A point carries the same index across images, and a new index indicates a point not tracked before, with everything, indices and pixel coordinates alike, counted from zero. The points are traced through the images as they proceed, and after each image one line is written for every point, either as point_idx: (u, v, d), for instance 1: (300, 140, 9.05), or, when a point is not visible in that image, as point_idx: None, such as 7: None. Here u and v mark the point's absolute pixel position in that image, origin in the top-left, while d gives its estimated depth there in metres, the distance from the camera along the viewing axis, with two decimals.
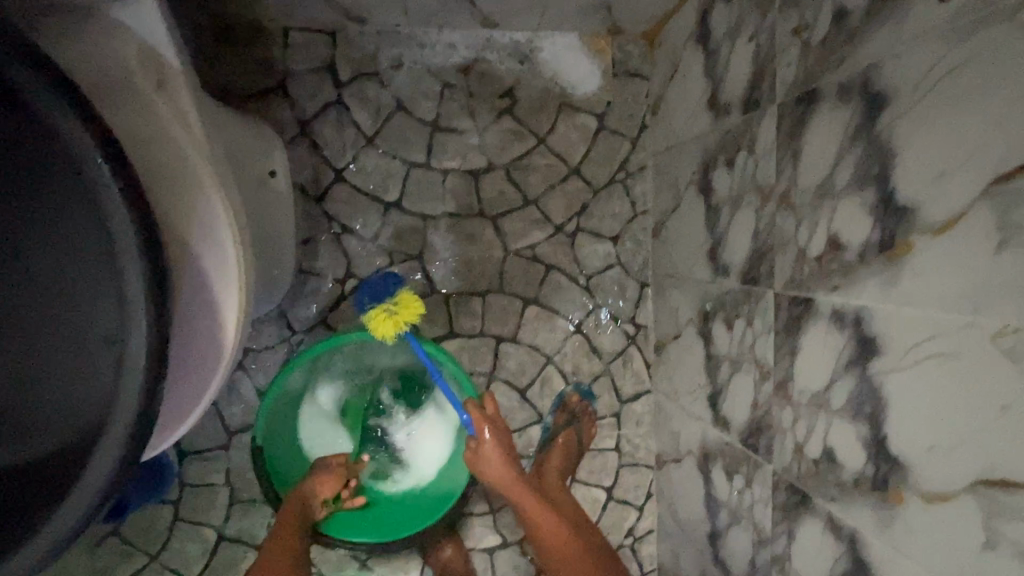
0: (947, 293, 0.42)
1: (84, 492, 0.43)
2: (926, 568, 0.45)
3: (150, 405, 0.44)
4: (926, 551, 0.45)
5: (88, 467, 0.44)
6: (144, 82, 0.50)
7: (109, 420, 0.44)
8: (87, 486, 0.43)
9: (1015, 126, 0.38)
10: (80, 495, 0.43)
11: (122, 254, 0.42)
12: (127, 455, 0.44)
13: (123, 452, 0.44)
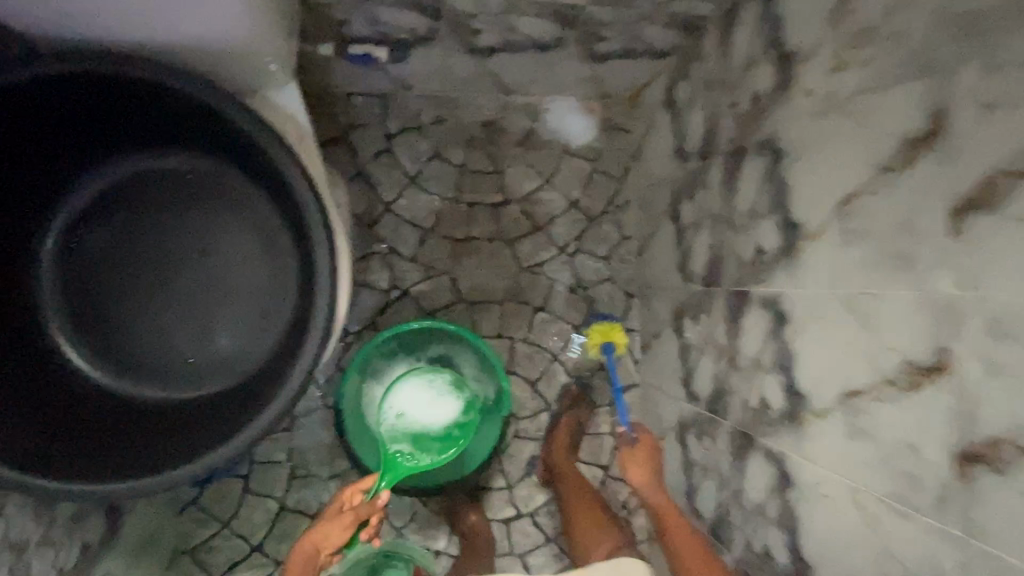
0: (820, 276, 0.66)
1: (281, 399, 0.61)
2: (823, 464, 0.67)
3: (325, 341, 0.61)
4: (823, 451, 0.66)
5: (284, 382, 0.61)
6: (292, 137, 0.73)
7: (300, 350, 0.61)
8: (283, 395, 0.61)
9: (844, 172, 0.62)
10: (279, 400, 0.61)
11: (314, 239, 0.60)
12: (307, 374, 0.61)
13: (306, 372, 0.61)
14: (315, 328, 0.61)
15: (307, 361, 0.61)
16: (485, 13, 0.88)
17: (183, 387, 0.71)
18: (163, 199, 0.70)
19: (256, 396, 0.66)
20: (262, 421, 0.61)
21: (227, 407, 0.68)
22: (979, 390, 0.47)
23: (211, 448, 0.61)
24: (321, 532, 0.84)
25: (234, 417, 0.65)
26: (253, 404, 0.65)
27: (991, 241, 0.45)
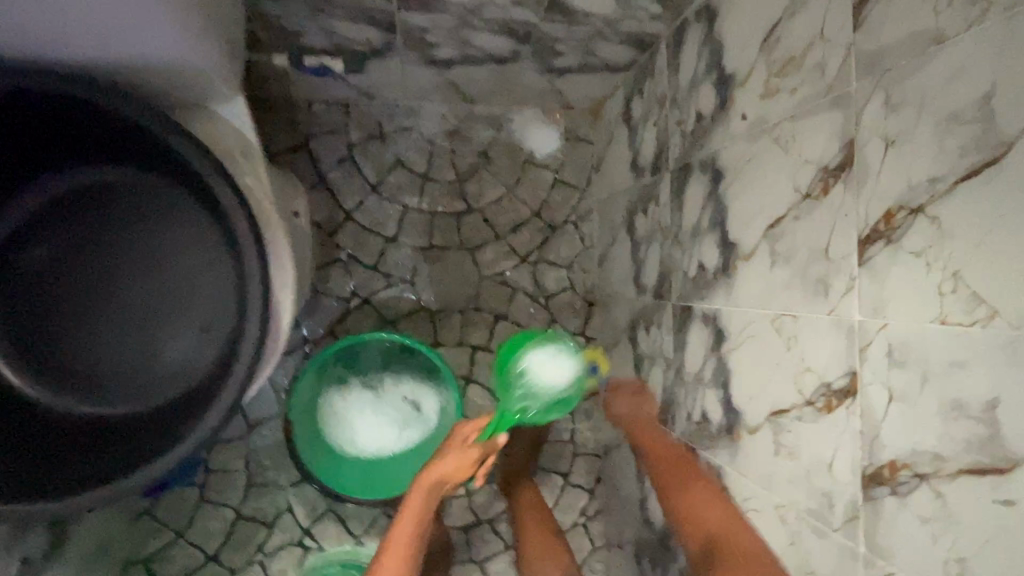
0: (751, 295, 0.67)
1: (211, 417, 0.62)
2: (753, 479, 0.68)
3: (256, 360, 0.62)
4: (753, 467, 0.68)
5: (215, 399, 0.62)
6: (235, 152, 0.73)
7: (231, 368, 0.62)
8: (214, 412, 0.62)
9: (772, 196, 0.63)
10: (209, 418, 0.62)
11: (246, 261, 0.61)
12: (238, 392, 0.62)
13: (237, 390, 0.62)
14: (247, 346, 0.62)
15: (238, 380, 0.62)
16: (439, 28, 0.88)
17: (123, 403, 0.71)
18: (102, 214, 0.69)
19: (191, 412, 0.66)
20: (194, 438, 0.62)
21: (163, 422, 0.68)
22: (881, 414, 0.49)
23: (143, 464, 0.62)
24: (452, 465, 0.80)
25: (170, 433, 0.66)
26: (188, 420, 0.65)
27: (892, 271, 0.47)
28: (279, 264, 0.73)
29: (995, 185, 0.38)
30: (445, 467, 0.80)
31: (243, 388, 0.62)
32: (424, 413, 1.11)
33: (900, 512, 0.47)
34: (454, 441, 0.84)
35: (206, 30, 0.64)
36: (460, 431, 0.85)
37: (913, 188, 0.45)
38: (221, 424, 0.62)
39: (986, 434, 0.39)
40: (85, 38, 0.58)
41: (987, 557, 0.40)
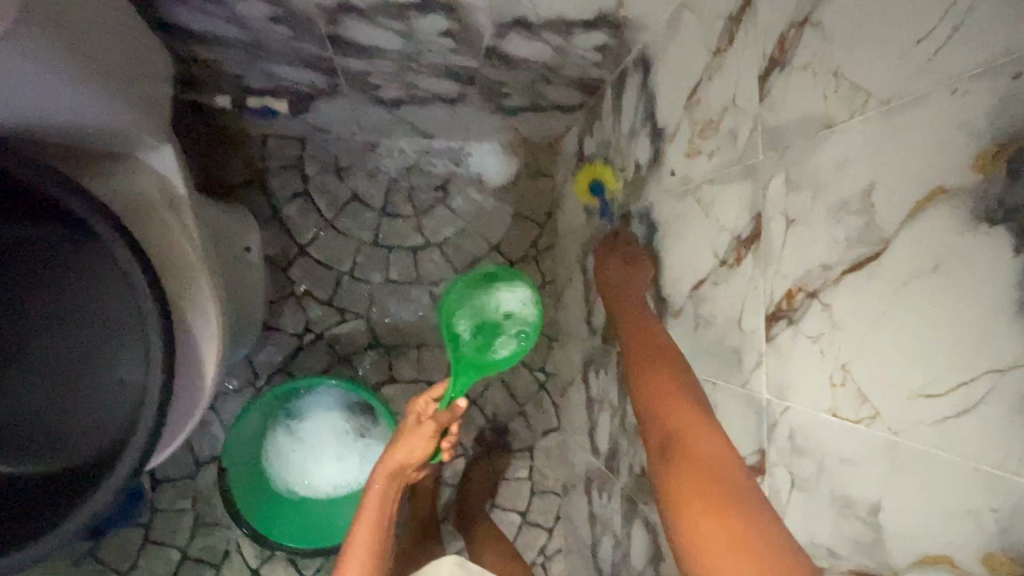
0: (679, 355, 0.66)
1: (113, 482, 0.61)
2: None
3: (161, 422, 0.61)
4: None
5: (118, 464, 0.61)
6: (157, 203, 0.71)
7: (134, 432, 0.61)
8: (116, 478, 0.60)
9: (695, 257, 0.62)
10: (111, 484, 0.60)
11: (152, 327, 0.60)
12: (142, 456, 0.61)
13: (140, 455, 0.60)
14: (150, 409, 0.60)
15: (140, 444, 0.60)
16: (380, 71, 0.87)
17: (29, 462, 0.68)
18: (12, 268, 0.67)
19: (98, 473, 0.64)
20: (96, 504, 0.60)
21: (70, 483, 0.66)
22: (785, 498, 0.47)
23: (44, 531, 0.60)
24: (405, 450, 0.77)
25: (77, 492, 0.64)
26: (95, 479, 0.63)
27: (792, 353, 0.45)
28: (202, 316, 0.71)
29: (874, 281, 0.37)
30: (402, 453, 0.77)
31: (148, 450, 0.61)
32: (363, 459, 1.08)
33: None
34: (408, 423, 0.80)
35: (113, 86, 0.63)
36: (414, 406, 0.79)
37: (809, 271, 0.43)
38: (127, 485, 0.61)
39: (870, 537, 0.38)
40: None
41: None
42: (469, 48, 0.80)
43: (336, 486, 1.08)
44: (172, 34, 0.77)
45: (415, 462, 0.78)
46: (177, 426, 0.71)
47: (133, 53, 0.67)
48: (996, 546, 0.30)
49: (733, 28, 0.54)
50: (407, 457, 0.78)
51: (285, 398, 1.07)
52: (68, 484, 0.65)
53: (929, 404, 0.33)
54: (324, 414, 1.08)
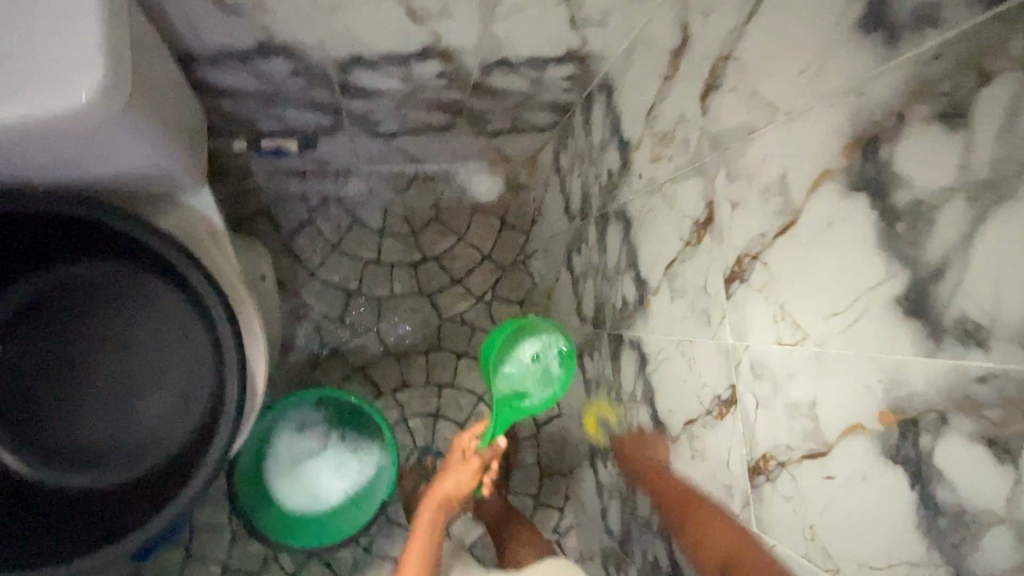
0: (661, 324, 0.80)
1: (202, 471, 0.70)
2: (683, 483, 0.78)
3: (239, 416, 0.71)
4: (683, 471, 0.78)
5: (206, 455, 0.71)
6: (204, 237, 0.82)
7: (217, 426, 0.71)
8: (206, 466, 0.70)
9: (664, 242, 0.77)
10: (201, 472, 0.70)
11: (223, 336, 0.71)
12: (225, 445, 0.70)
13: (225, 443, 0.70)
14: (229, 404, 0.71)
15: (224, 435, 0.70)
16: (380, 109, 1.00)
17: (115, 473, 0.78)
18: (83, 306, 0.78)
19: (185, 471, 0.74)
20: (189, 492, 0.70)
21: (161, 484, 0.76)
22: (753, 417, 0.61)
23: (149, 521, 0.70)
24: (453, 481, 0.89)
25: (163, 495, 0.74)
26: (181, 479, 0.73)
27: (746, 304, 0.60)
28: (251, 331, 0.82)
29: (794, 240, 0.52)
30: (455, 481, 0.88)
31: (230, 441, 0.70)
32: (359, 459, 1.13)
33: (774, 497, 0.58)
34: (454, 456, 0.92)
35: (173, 136, 0.74)
36: (460, 439, 0.93)
37: (751, 240, 0.58)
38: (213, 474, 0.70)
39: (812, 425, 0.52)
40: (65, 169, 0.67)
41: (830, 525, 0.51)
42: (458, 85, 0.93)
43: (336, 488, 1.12)
44: (202, 91, 0.89)
45: (460, 493, 0.89)
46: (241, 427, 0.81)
47: (183, 111, 0.78)
48: (883, 407, 0.44)
49: (676, 60, 0.70)
50: (455, 486, 0.89)
51: (272, 424, 1.13)
52: (163, 484, 0.76)
53: (837, 319, 0.47)
54: (319, 423, 1.15)
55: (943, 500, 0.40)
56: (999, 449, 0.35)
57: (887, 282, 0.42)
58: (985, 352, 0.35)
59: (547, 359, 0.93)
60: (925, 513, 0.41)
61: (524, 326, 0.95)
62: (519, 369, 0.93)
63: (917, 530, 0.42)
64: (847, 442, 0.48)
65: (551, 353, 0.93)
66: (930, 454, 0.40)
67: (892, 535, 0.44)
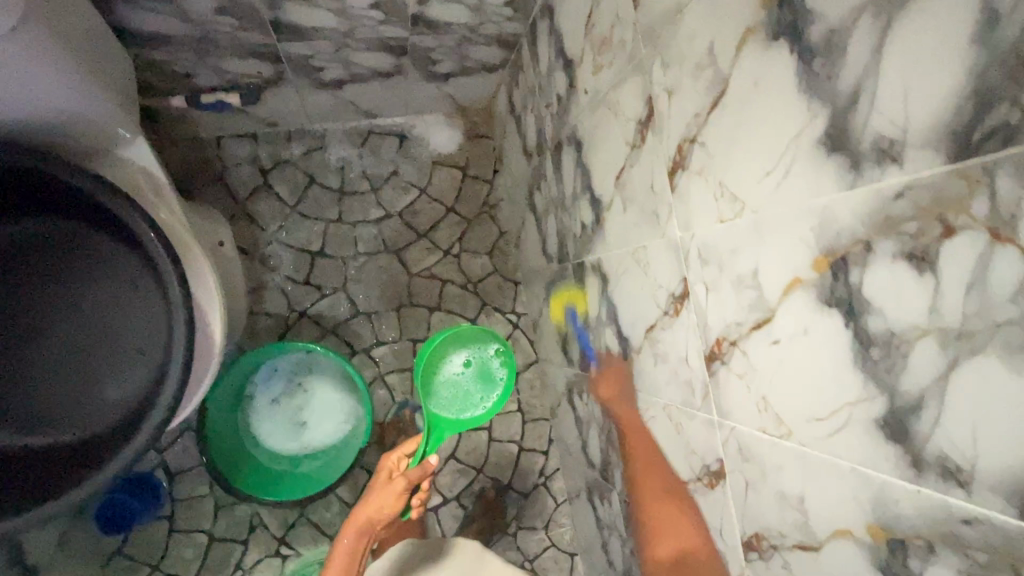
0: (618, 237, 0.79)
1: (161, 406, 0.70)
2: (650, 392, 0.79)
3: (191, 353, 0.70)
4: (650, 380, 0.78)
5: (161, 392, 0.70)
6: (143, 187, 0.80)
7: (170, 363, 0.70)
8: (163, 401, 0.70)
9: (613, 152, 0.76)
10: (159, 407, 0.70)
11: (167, 275, 0.70)
12: (181, 380, 0.70)
13: (179, 379, 0.70)
14: (179, 342, 0.70)
15: (178, 372, 0.70)
16: (321, 53, 0.98)
17: (58, 435, 0.75)
18: (18, 266, 0.75)
19: (140, 412, 0.73)
20: (148, 428, 0.69)
21: (114, 430, 0.74)
22: (706, 304, 0.61)
23: (111, 459, 0.69)
24: (376, 505, 0.89)
25: (118, 439, 0.72)
26: (137, 421, 0.72)
27: (689, 191, 0.60)
28: (201, 279, 0.81)
29: (725, 111, 0.51)
30: (375, 507, 0.89)
31: (185, 376, 0.70)
32: (336, 407, 1.16)
33: (730, 378, 0.59)
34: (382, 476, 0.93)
35: (93, 74, 0.72)
36: (388, 460, 0.93)
37: (689, 124, 0.57)
38: (171, 410, 0.70)
39: (756, 295, 0.52)
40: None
41: (779, 390, 0.52)
42: (397, 18, 0.92)
43: (317, 437, 1.15)
44: (131, 41, 0.86)
45: (383, 516, 0.90)
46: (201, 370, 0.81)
47: (104, 51, 0.76)
48: (816, 254, 0.44)
49: None
50: (375, 512, 0.89)
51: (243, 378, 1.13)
52: (118, 428, 0.74)
53: (769, 179, 0.47)
54: (293, 377, 1.17)
55: (873, 329, 0.40)
56: (918, 261, 0.36)
57: (811, 124, 0.42)
58: (899, 166, 0.36)
59: (483, 363, 1.03)
60: (859, 347, 0.42)
61: (459, 333, 1.03)
62: (457, 380, 1.00)
63: (856, 367, 0.42)
64: (787, 301, 0.48)
65: (488, 355, 1.03)
66: (860, 286, 0.40)
67: (834, 382, 0.45)
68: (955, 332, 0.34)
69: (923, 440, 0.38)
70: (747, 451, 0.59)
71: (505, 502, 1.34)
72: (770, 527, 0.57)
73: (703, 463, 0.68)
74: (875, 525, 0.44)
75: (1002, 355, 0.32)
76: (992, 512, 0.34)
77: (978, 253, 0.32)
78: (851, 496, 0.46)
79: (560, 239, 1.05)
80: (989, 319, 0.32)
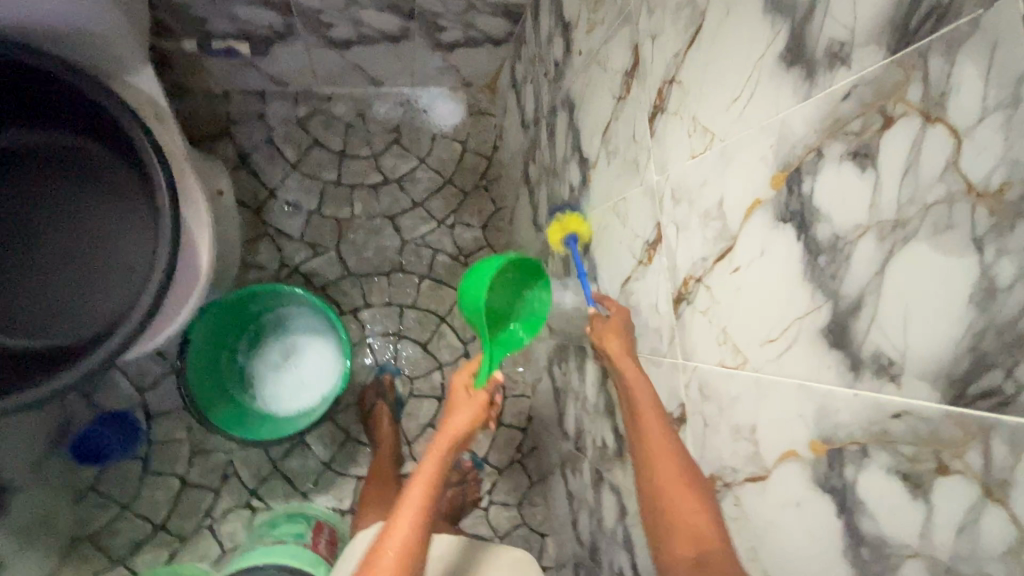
0: (602, 193, 0.81)
1: (138, 311, 0.72)
2: None
3: (172, 264, 0.73)
4: None
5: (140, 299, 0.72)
6: (147, 114, 0.83)
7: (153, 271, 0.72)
8: (140, 307, 0.72)
9: (601, 109, 0.78)
10: (136, 312, 0.71)
11: (158, 188, 0.72)
12: (161, 288, 0.72)
13: (159, 287, 0.72)
14: (163, 250, 0.72)
15: (157, 281, 0.71)
16: (331, 7, 1.02)
17: (40, 339, 0.78)
18: (24, 175, 0.79)
19: (120, 320, 0.75)
20: (124, 332, 0.71)
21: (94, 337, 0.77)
22: (676, 245, 0.62)
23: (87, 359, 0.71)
24: (462, 419, 0.73)
25: (97, 344, 0.74)
26: (115, 327, 0.74)
27: (666, 132, 0.61)
28: (194, 207, 0.85)
29: (701, 44, 0.53)
30: (461, 421, 0.73)
31: (164, 285, 0.72)
32: (317, 348, 1.19)
33: (694, 316, 0.59)
34: (459, 396, 0.76)
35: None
36: (456, 379, 0.78)
37: (669, 65, 0.59)
38: (147, 317, 0.72)
39: (721, 224, 0.53)
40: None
41: (737, 318, 0.52)
42: None
43: (306, 379, 1.18)
44: None
45: (472, 432, 0.73)
46: (186, 290, 0.85)
47: None
48: (775, 170, 0.45)
49: None
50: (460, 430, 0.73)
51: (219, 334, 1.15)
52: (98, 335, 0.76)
53: (734, 105, 0.49)
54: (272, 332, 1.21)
55: (821, 237, 0.41)
56: (862, 160, 0.37)
57: (773, 43, 0.44)
58: (849, 67, 0.37)
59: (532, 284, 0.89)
60: (809, 259, 0.43)
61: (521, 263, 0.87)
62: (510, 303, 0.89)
63: (805, 280, 0.43)
64: (749, 224, 0.49)
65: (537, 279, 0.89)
66: (811, 196, 0.42)
67: (786, 297, 0.46)
68: (891, 223, 0.35)
69: (860, 340, 0.39)
70: (706, 390, 0.59)
71: (480, 476, 1.34)
72: (724, 465, 0.57)
73: (667, 412, 0.68)
74: (818, 440, 0.44)
75: (931, 237, 0.33)
76: (920, 402, 0.35)
77: (913, 138, 0.33)
78: (796, 416, 0.46)
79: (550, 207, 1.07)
80: (921, 203, 0.33)
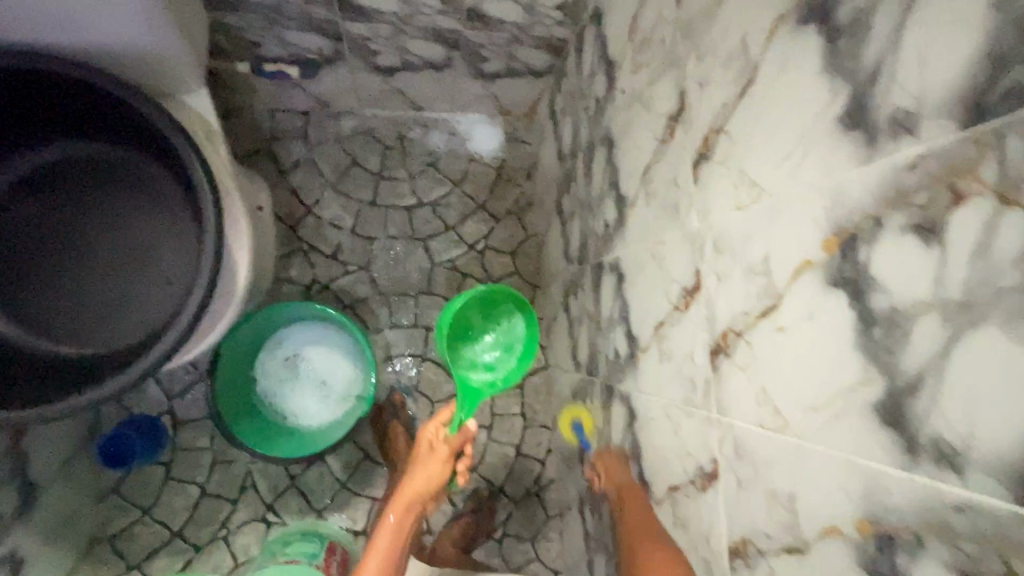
0: (638, 233, 0.80)
1: (177, 326, 0.73)
2: (651, 391, 0.78)
3: (213, 282, 0.74)
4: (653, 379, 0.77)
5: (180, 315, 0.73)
6: (199, 135, 0.86)
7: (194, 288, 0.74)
8: (179, 323, 0.73)
9: (641, 150, 0.78)
10: (175, 328, 0.73)
11: (204, 208, 0.74)
12: (200, 305, 0.73)
13: (198, 304, 0.73)
14: (205, 267, 0.73)
15: (197, 298, 0.73)
16: (379, 36, 1.05)
17: (83, 347, 0.81)
18: (81, 188, 0.83)
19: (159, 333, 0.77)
20: (162, 346, 0.73)
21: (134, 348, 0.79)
22: (716, 295, 0.60)
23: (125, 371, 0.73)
24: (424, 477, 0.89)
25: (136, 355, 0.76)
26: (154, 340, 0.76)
27: (710, 180, 0.60)
28: (236, 226, 0.87)
29: (751, 97, 0.52)
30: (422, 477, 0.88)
31: (204, 303, 0.73)
32: (333, 357, 1.18)
33: (731, 371, 0.57)
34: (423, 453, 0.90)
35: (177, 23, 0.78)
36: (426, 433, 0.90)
37: (717, 114, 0.58)
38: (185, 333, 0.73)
39: (766, 280, 0.51)
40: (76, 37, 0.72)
41: (778, 379, 0.50)
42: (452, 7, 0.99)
43: (331, 387, 1.18)
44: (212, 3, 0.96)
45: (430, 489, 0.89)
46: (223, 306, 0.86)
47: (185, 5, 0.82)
48: (828, 232, 0.43)
49: None
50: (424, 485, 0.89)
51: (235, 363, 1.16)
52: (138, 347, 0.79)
53: (786, 162, 0.48)
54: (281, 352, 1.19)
55: (877, 308, 0.39)
56: (927, 234, 0.35)
57: (832, 104, 0.43)
58: (915, 137, 0.36)
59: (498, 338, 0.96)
60: (862, 328, 0.41)
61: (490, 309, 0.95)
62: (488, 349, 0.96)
63: (856, 348, 0.41)
64: (795, 284, 0.48)
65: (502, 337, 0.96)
66: (868, 264, 0.40)
67: (833, 365, 0.44)
68: (958, 304, 0.34)
69: (918, 423, 0.37)
70: (740, 448, 0.57)
71: (495, 505, 1.32)
72: (756, 530, 0.54)
73: (697, 465, 0.66)
74: (863, 518, 0.42)
75: (1005, 322, 0.31)
76: (987, 497, 0.33)
77: (986, 218, 0.32)
78: (840, 491, 0.44)
79: (582, 240, 1.06)
80: (992, 287, 0.32)
